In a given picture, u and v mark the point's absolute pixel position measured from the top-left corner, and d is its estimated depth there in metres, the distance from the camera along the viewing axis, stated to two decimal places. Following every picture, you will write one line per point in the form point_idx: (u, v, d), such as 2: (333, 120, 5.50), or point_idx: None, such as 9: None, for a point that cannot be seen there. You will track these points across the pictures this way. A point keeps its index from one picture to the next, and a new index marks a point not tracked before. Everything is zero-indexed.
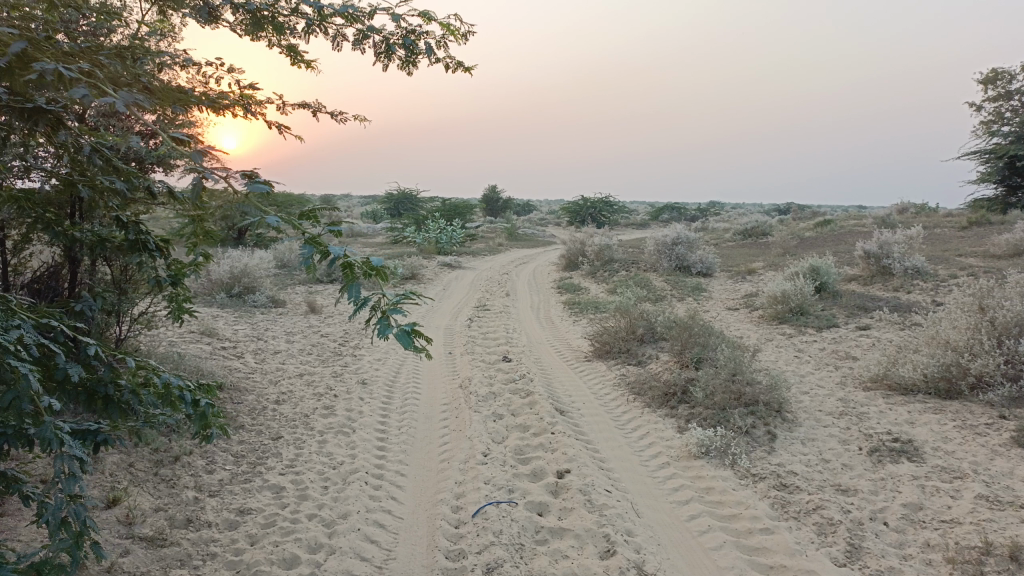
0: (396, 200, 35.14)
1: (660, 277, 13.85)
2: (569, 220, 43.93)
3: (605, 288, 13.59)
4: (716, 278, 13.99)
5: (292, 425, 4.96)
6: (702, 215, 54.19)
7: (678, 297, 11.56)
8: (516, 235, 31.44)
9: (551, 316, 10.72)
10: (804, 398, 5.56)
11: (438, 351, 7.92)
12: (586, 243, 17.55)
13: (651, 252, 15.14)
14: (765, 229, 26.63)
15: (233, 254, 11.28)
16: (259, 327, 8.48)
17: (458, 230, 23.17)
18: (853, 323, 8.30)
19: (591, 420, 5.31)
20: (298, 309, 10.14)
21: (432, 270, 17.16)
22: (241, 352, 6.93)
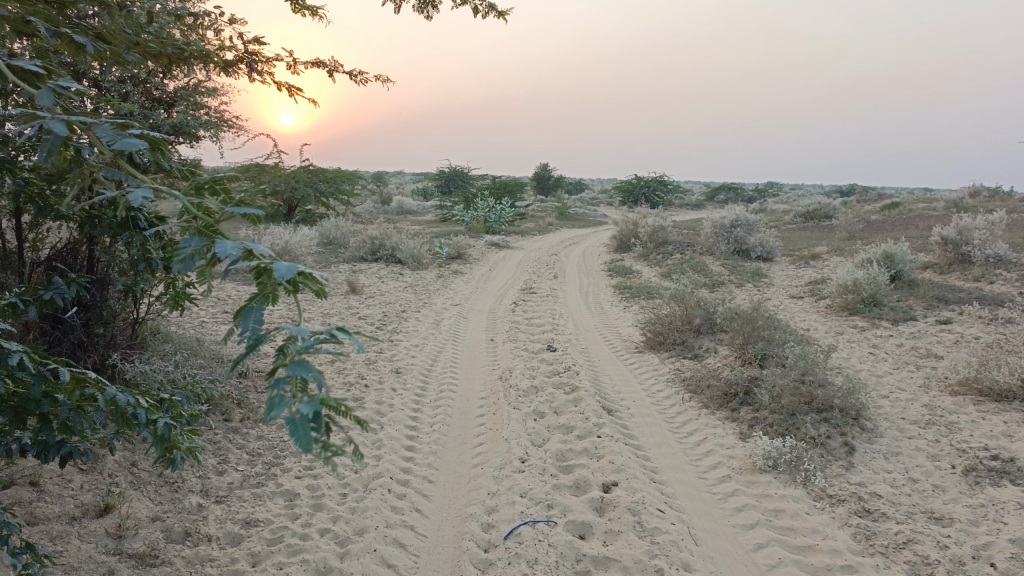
0: (446, 177, 34.81)
1: (716, 261, 13.16)
2: (622, 199, 43.01)
3: (658, 272, 12.97)
4: (776, 262, 13.23)
5: (316, 419, 4.59)
6: (760, 196, 52.58)
7: (737, 282, 10.90)
8: (567, 214, 30.85)
9: (600, 301, 10.19)
10: (883, 403, 4.95)
11: (480, 337, 7.49)
12: (639, 223, 16.90)
13: (707, 234, 14.44)
14: (828, 211, 25.47)
15: (275, 231, 11.03)
16: (296, 307, 8.17)
17: (508, 208, 22.71)
18: (933, 316, 7.58)
19: (642, 421, 4.82)
20: (339, 290, 9.84)
21: (480, 250, 16.76)
22: (273, 334, 6.62)
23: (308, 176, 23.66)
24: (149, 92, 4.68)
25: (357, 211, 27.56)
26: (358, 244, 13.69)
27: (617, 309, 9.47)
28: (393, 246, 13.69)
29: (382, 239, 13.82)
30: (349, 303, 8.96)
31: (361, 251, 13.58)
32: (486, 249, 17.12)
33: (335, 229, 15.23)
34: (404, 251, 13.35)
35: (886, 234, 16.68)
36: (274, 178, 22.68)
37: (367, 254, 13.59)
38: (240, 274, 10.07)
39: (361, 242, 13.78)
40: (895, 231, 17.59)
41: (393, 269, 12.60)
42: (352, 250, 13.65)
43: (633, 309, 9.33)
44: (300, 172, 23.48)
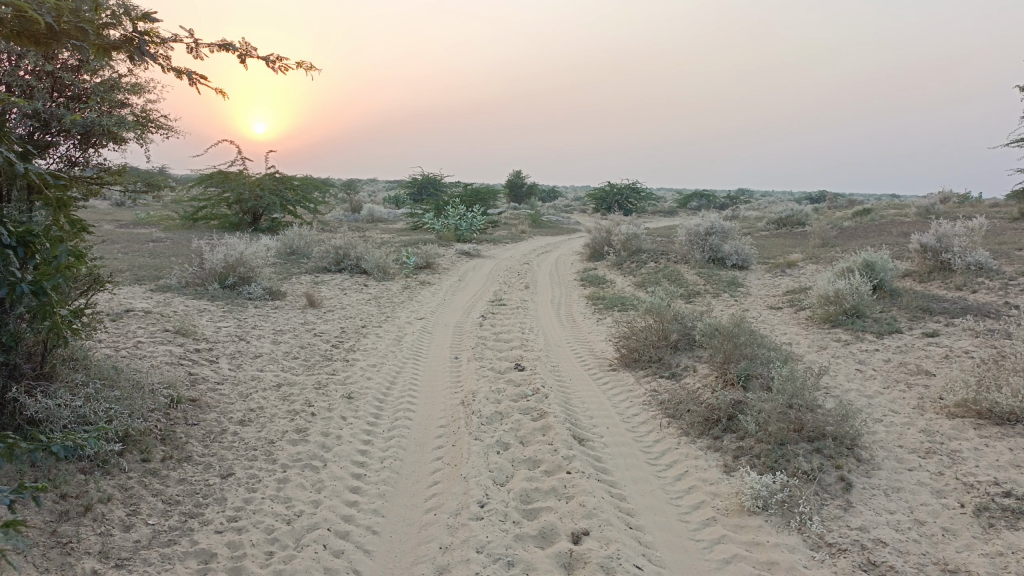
0: (417, 184, 34.29)
1: (692, 270, 12.80)
2: (595, 206, 42.76)
3: (632, 281, 12.57)
4: (753, 271, 12.91)
5: (250, 456, 4.07)
6: (732, 203, 52.67)
7: (713, 293, 10.53)
8: (540, 222, 30.50)
9: (572, 314, 9.74)
10: (878, 428, 4.55)
11: (443, 355, 7.00)
12: (613, 231, 16.55)
13: (682, 242, 14.08)
14: (801, 217, 25.35)
15: (231, 241, 10.47)
16: (247, 324, 7.63)
17: (479, 216, 22.26)
18: (919, 329, 7.24)
19: (616, 453, 4.36)
20: (296, 304, 9.30)
21: (450, 259, 16.28)
22: (216, 356, 6.09)
23: (274, 184, 23.04)
24: (60, 87, 4.16)
25: (325, 219, 26.94)
26: (321, 254, 13.14)
27: (590, 322, 9.03)
28: (358, 255, 13.17)
29: (347, 249, 13.29)
30: (306, 318, 8.43)
31: (324, 261, 13.03)
32: (456, 258, 16.63)
33: (297, 238, 14.66)
34: (369, 261, 12.83)
35: (861, 242, 16.47)
36: (238, 185, 22.02)
37: (330, 264, 13.05)
38: (191, 288, 9.49)
39: (324, 252, 13.24)
40: (870, 238, 17.39)
41: (357, 280, 12.07)
42: (314, 260, 13.10)
43: (607, 322, 8.91)
44: (266, 179, 22.85)
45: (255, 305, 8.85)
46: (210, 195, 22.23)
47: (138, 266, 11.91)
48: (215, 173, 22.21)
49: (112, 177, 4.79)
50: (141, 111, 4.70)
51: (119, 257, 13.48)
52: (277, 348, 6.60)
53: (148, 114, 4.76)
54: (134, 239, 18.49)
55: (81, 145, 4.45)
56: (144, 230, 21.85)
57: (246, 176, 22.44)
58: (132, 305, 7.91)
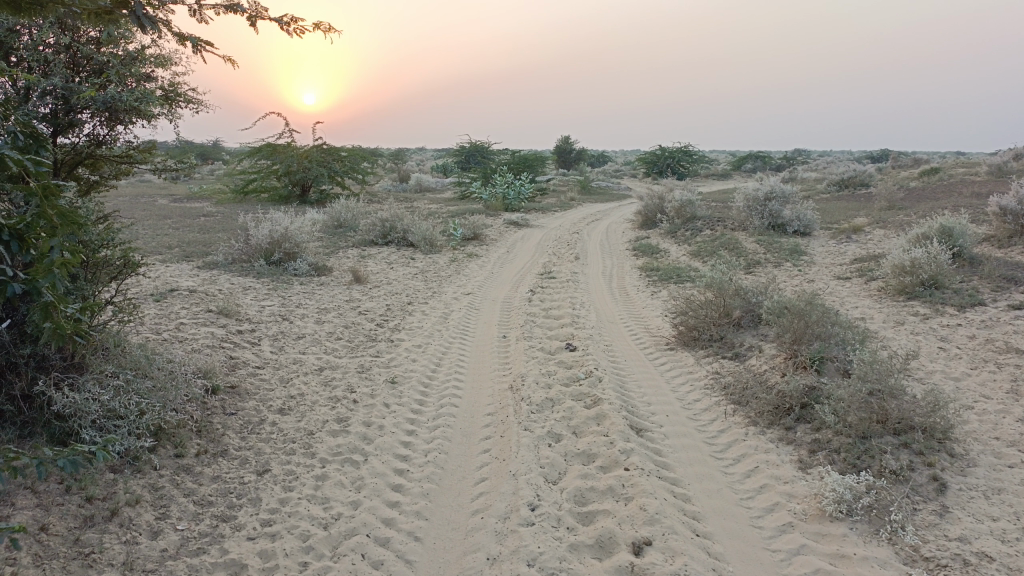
0: (465, 152, 33.93)
1: (750, 238, 12.23)
2: (646, 171, 41.84)
3: (687, 250, 12.08)
4: (816, 237, 12.28)
5: (288, 450, 3.86)
6: (789, 164, 51.00)
7: (774, 262, 10.01)
8: (590, 188, 29.93)
9: (624, 287, 9.34)
10: (970, 418, 4.11)
11: (490, 333, 6.72)
12: (665, 197, 16.00)
13: (739, 208, 13.48)
14: (864, 178, 24.26)
15: (276, 216, 10.33)
16: (291, 302, 7.47)
17: (528, 184, 21.86)
18: (1005, 300, 6.67)
19: (678, 445, 4.03)
20: (342, 279, 9.12)
21: (498, 230, 15.97)
22: (258, 338, 5.92)
23: (321, 155, 22.97)
24: (79, 61, 3.96)
25: (373, 190, 26.85)
26: (368, 227, 12.96)
27: (644, 295, 8.64)
28: (405, 227, 12.96)
29: (393, 221, 13.08)
30: (351, 294, 8.23)
31: (371, 234, 12.85)
32: (504, 228, 16.31)
33: (344, 211, 14.52)
34: (416, 233, 12.60)
35: (931, 204, 15.59)
36: (286, 157, 22.02)
37: (377, 237, 12.88)
38: (237, 264, 9.39)
39: (370, 225, 13.06)
40: (941, 200, 16.46)
41: (404, 254, 11.86)
42: (361, 234, 12.93)
43: (662, 295, 8.50)
44: (313, 151, 22.80)
45: (300, 281, 8.69)
46: (259, 168, 22.30)
47: (187, 242, 11.91)
48: (264, 146, 22.24)
49: (141, 155, 4.58)
50: (168, 85, 4.48)
51: (169, 233, 13.54)
52: (320, 328, 6.39)
53: (176, 88, 4.53)
54: (187, 213, 18.67)
55: (107, 122, 4.24)
56: (196, 204, 22.07)
57: (294, 149, 22.41)
58: (177, 283, 7.82)
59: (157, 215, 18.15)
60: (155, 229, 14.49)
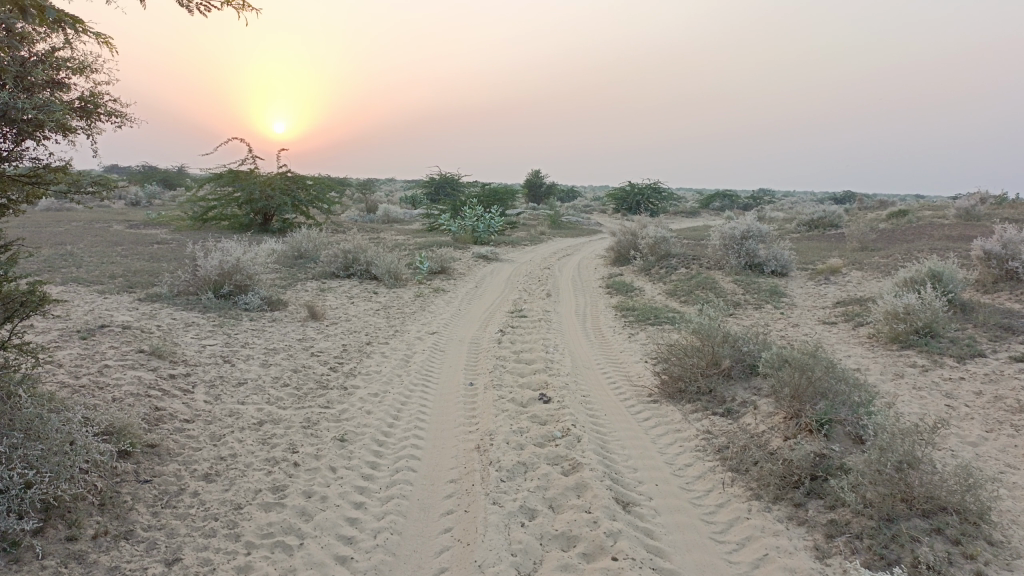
0: (435, 184, 33.42)
1: (727, 277, 11.82)
2: (615, 207, 41.75)
3: (663, 289, 11.62)
4: (794, 279, 11.91)
5: (209, 533, 3.21)
6: (756, 203, 51.42)
7: (755, 304, 9.57)
8: (560, 223, 29.60)
9: (600, 328, 8.81)
10: (1002, 494, 3.60)
11: (456, 379, 6.10)
12: (639, 234, 15.60)
13: (715, 246, 13.10)
14: (834, 218, 24.22)
15: (228, 246, 9.65)
16: (236, 340, 6.77)
17: (498, 217, 21.38)
18: (1006, 352, 6.25)
19: (672, 526, 3.44)
20: (297, 315, 8.46)
21: (466, 263, 15.42)
22: (192, 385, 5.23)
23: (285, 183, 22.30)
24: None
25: (339, 220, 26.17)
26: (329, 258, 12.31)
27: (621, 337, 8.11)
28: (368, 260, 12.33)
29: (356, 252, 12.44)
30: (306, 332, 7.57)
31: (332, 266, 12.20)
32: (473, 262, 15.75)
33: (306, 241, 13.85)
34: (379, 266, 11.97)
35: (906, 247, 15.41)
36: (249, 185, 21.30)
37: (339, 269, 12.23)
38: (183, 298, 8.68)
39: (332, 256, 12.40)
40: (914, 243, 16.30)
41: (366, 288, 11.22)
42: (322, 265, 12.27)
43: (640, 337, 7.97)
44: (277, 178, 22.13)
45: (249, 318, 8.01)
46: (220, 195, 21.54)
47: (133, 271, 11.14)
48: (226, 172, 21.51)
49: (54, 174, 3.95)
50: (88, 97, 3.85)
51: (116, 261, 12.74)
52: (265, 373, 5.72)
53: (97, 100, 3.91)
54: (140, 240, 17.83)
55: (13, 135, 3.57)
56: (153, 231, 21.20)
57: (257, 176, 21.71)
58: (111, 319, 7.10)
59: (108, 242, 17.29)
60: (102, 256, 13.66)
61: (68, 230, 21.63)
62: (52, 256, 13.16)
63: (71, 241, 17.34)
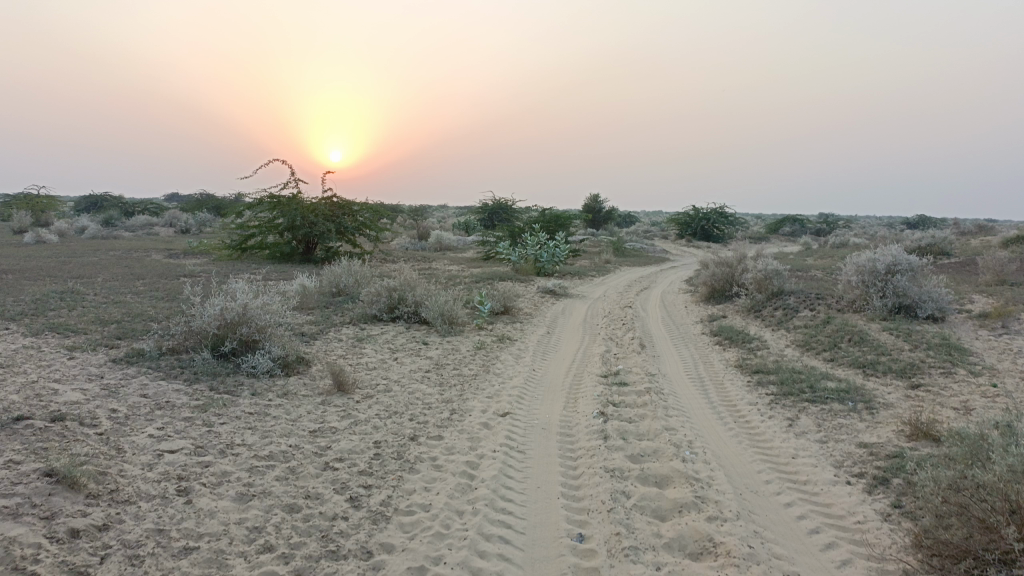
0: (489, 210, 31.41)
1: (872, 326, 9.22)
2: (679, 232, 39.09)
3: (790, 340, 9.09)
4: (963, 326, 9.21)
5: None
6: (830, 228, 47.99)
7: (942, 369, 7.00)
8: (626, 250, 27.16)
9: (733, 403, 6.30)
10: None
11: (556, 524, 3.69)
12: (738, 266, 13.07)
13: (848, 282, 10.50)
14: (945, 245, 21.15)
15: (239, 284, 7.49)
16: (218, 439, 4.52)
17: (563, 244, 19.04)
18: None
19: None
20: (319, 385, 6.20)
21: (532, 300, 13.15)
22: (102, 558, 2.97)
23: (329, 209, 20.50)
24: None
25: (387, 248, 24.22)
26: (370, 297, 10.10)
27: (777, 424, 5.59)
28: (416, 300, 10.11)
29: (403, 290, 10.24)
30: (326, 417, 5.28)
31: (374, 306, 10.00)
32: (538, 298, 13.43)
33: (345, 275, 11.82)
34: (430, 307, 9.72)
35: None
36: (289, 210, 19.53)
37: (381, 311, 10.03)
38: (170, 358, 6.52)
39: (373, 294, 10.19)
40: None
41: (413, 337, 9.00)
42: (361, 305, 10.08)
43: (807, 428, 5.45)
44: (320, 204, 20.33)
45: (250, 391, 5.77)
46: (260, 221, 19.84)
47: (132, 315, 9.13)
48: (265, 198, 19.94)
49: None
50: None
51: (123, 300, 10.82)
52: (238, 517, 3.43)
53: None
54: (169, 272, 16.10)
55: None
56: (189, 262, 19.60)
57: (298, 201, 19.98)
58: (48, 401, 4.95)
59: (131, 274, 15.58)
60: (112, 293, 11.78)
61: (100, 260, 20.14)
62: (54, 292, 11.33)
63: (92, 273, 15.68)
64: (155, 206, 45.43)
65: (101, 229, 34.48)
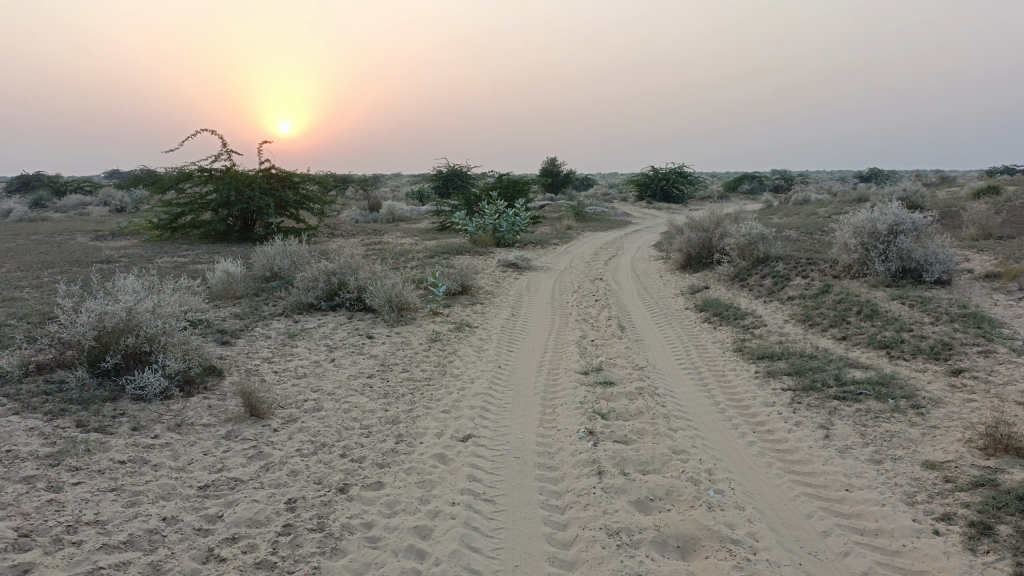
0: (443, 177, 29.89)
1: (877, 294, 8.15)
2: (639, 193, 37.95)
3: (788, 314, 7.99)
4: (977, 289, 8.18)
5: None
6: (790, 185, 47.34)
7: (980, 346, 5.92)
8: (587, 215, 25.98)
9: (746, 405, 5.11)
10: None
11: None
12: (716, 231, 11.93)
13: (844, 245, 9.41)
14: (917, 197, 20.30)
15: (130, 277, 6.05)
16: (59, 516, 3.18)
17: (523, 211, 17.72)
18: None
19: None
20: (226, 409, 4.86)
21: (493, 276, 11.86)
22: None
23: (268, 182, 18.83)
24: None
25: (335, 222, 22.64)
26: (304, 283, 8.69)
27: (810, 436, 4.42)
28: (359, 285, 8.75)
29: (344, 273, 8.87)
30: (226, 461, 3.96)
31: (309, 293, 8.60)
32: (500, 273, 12.14)
33: (279, 257, 10.38)
34: (375, 293, 8.38)
35: None
36: (223, 184, 17.84)
37: (319, 299, 8.66)
38: (36, 380, 5.11)
39: (309, 279, 8.80)
40: None
41: (356, 329, 7.68)
42: (295, 294, 8.67)
43: (850, 442, 4.29)
44: (257, 176, 18.63)
45: (131, 426, 4.40)
46: (191, 197, 18.13)
47: (15, 316, 7.61)
48: (196, 170, 18.11)
49: None
50: None
51: (15, 296, 9.25)
52: None
53: None
54: (86, 258, 14.39)
55: None
56: (115, 245, 17.87)
57: (233, 173, 18.29)
58: None
59: (41, 262, 13.88)
60: (8, 287, 10.18)
61: (15, 246, 18.26)
62: None
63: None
64: (89, 184, 42.72)
65: (30, 211, 32.13)
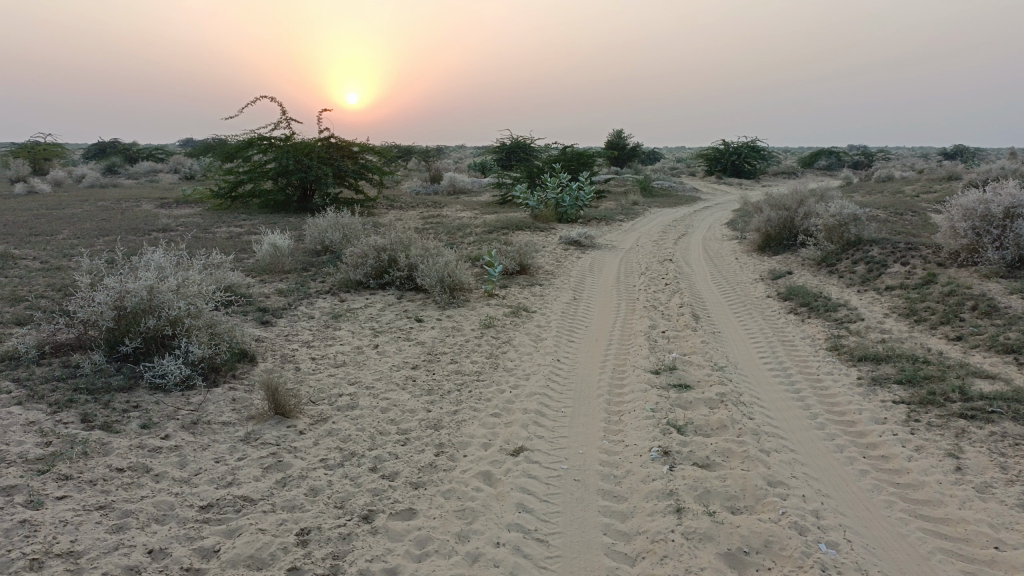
0: (506, 149, 29.13)
1: (992, 285, 7.14)
2: (708, 168, 36.46)
3: (887, 307, 7.07)
4: None
5: None
6: (870, 161, 44.94)
7: None
8: (654, 190, 24.89)
9: (851, 421, 4.31)
10: None
11: None
12: (800, 210, 10.91)
13: (951, 229, 8.36)
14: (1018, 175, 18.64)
15: (159, 250, 5.56)
16: (28, 543, 2.66)
17: (587, 185, 16.88)
18: None
19: None
20: (251, 404, 4.32)
21: (554, 254, 11.14)
22: None
23: (326, 151, 18.43)
24: None
25: (394, 194, 22.18)
26: (353, 259, 8.15)
27: (937, 468, 3.62)
28: (411, 262, 8.16)
29: (395, 250, 8.29)
30: (238, 473, 3.40)
31: (358, 270, 8.05)
32: (562, 251, 11.40)
33: (330, 230, 9.86)
34: (426, 273, 7.78)
35: None
36: (281, 153, 17.51)
37: (367, 277, 8.11)
38: (51, 363, 4.66)
39: (358, 255, 8.25)
40: None
41: (404, 312, 7.09)
42: (342, 270, 8.14)
43: (991, 479, 3.48)
44: (316, 145, 18.24)
45: (141, 424, 3.89)
46: (250, 166, 17.86)
47: (53, 286, 7.26)
48: (255, 138, 17.81)
49: None
50: None
51: (61, 265, 8.97)
52: None
53: None
54: (144, 226, 14.23)
55: None
56: (175, 213, 17.77)
57: (292, 142, 17.94)
58: None
59: (99, 229, 13.75)
60: (58, 255, 9.93)
61: (80, 213, 18.35)
62: None
63: (58, 229, 13.89)
64: (161, 151, 43.40)
65: (101, 177, 32.72)
